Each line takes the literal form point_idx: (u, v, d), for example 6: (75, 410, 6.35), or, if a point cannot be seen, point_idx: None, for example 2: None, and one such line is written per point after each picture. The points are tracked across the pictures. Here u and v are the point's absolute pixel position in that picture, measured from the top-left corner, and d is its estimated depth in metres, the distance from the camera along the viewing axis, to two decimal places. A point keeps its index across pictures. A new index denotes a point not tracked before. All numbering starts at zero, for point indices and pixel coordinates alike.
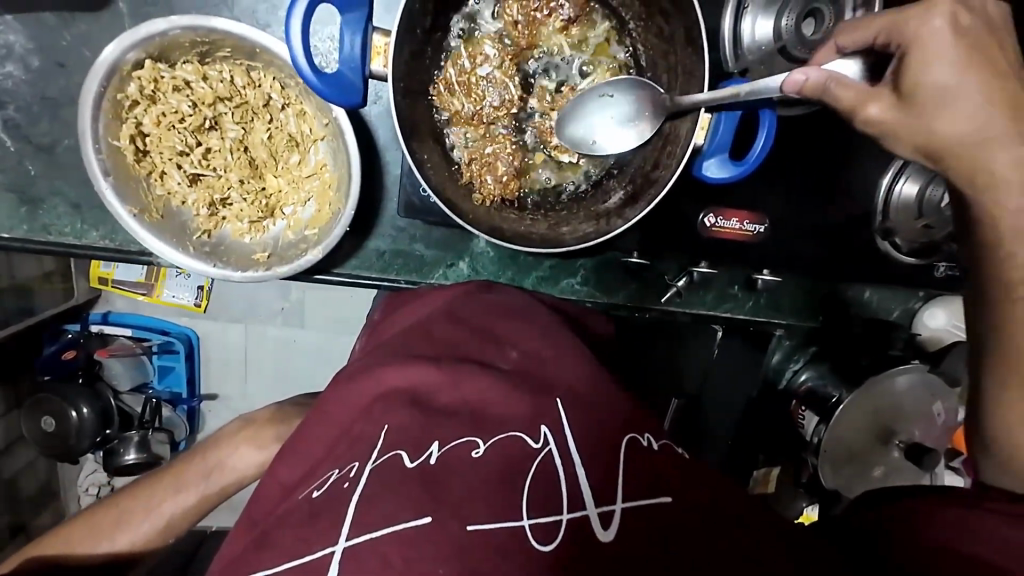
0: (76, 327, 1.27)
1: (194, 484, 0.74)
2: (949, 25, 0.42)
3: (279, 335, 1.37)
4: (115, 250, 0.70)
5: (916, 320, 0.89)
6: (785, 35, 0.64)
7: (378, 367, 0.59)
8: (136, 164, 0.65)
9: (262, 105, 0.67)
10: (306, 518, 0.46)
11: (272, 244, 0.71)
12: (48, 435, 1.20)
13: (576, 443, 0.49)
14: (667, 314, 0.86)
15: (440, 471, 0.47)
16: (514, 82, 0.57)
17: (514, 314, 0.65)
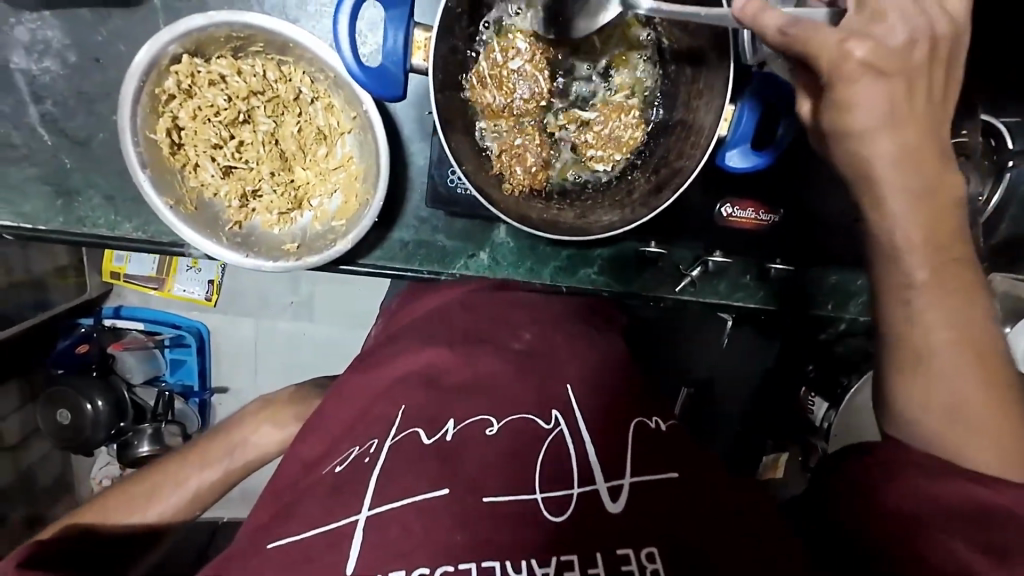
0: (89, 322, 1.30)
1: (218, 460, 0.76)
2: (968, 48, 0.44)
3: (289, 329, 1.39)
4: (148, 241, 0.72)
5: None
6: None
7: (395, 354, 0.63)
8: (171, 157, 0.66)
9: (293, 99, 0.69)
10: (329, 491, 0.49)
11: (301, 235, 0.73)
12: (62, 427, 1.23)
13: (585, 423, 0.52)
14: (681, 303, 0.88)
15: (456, 447, 0.50)
16: (544, 75, 0.59)
17: (523, 305, 0.68)
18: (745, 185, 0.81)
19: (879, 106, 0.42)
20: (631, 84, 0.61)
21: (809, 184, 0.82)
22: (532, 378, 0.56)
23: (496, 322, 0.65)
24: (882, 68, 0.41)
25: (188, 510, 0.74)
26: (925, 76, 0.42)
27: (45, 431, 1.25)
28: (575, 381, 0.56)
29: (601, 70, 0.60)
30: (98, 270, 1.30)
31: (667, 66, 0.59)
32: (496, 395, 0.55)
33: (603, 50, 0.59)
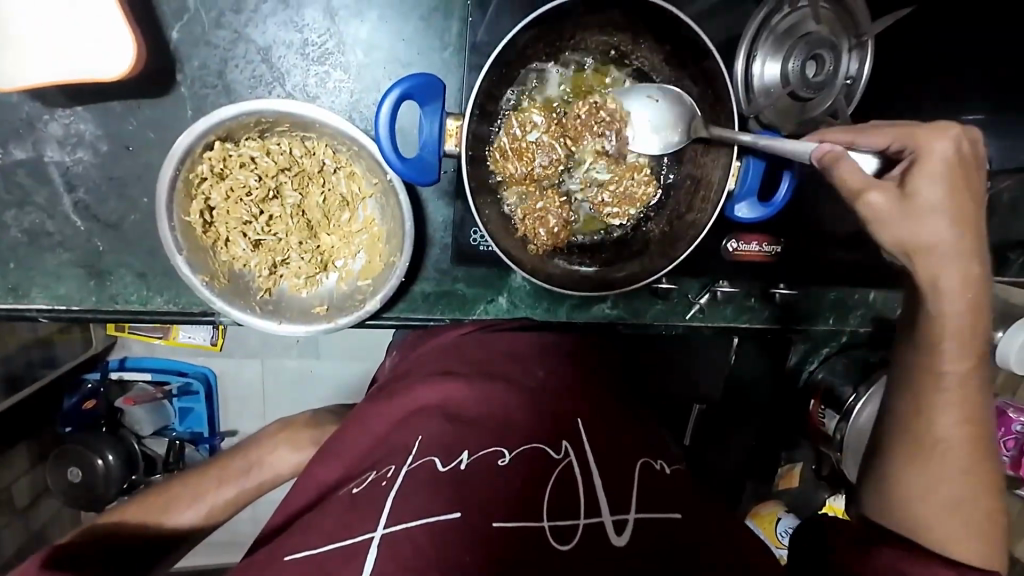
0: (95, 376, 1.30)
1: (235, 476, 0.76)
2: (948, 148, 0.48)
3: (295, 368, 1.40)
4: (179, 313, 0.74)
5: None
6: (793, 78, 0.71)
7: (412, 387, 0.67)
8: (204, 235, 0.69)
9: (317, 171, 0.71)
10: (348, 508, 0.52)
11: (328, 296, 0.76)
12: (73, 485, 1.27)
13: (590, 452, 0.56)
14: (692, 329, 0.92)
15: (470, 473, 0.53)
16: (560, 143, 0.62)
17: (533, 345, 0.75)
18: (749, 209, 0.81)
19: (942, 199, 0.47)
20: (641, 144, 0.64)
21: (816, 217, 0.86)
22: (548, 413, 0.61)
23: (508, 360, 0.71)
24: (935, 171, 0.47)
25: (206, 526, 0.74)
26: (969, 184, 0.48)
27: (55, 489, 1.29)
28: (582, 416, 0.61)
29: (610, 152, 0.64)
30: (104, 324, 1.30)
31: (673, 128, 0.64)
32: (500, 430, 0.59)
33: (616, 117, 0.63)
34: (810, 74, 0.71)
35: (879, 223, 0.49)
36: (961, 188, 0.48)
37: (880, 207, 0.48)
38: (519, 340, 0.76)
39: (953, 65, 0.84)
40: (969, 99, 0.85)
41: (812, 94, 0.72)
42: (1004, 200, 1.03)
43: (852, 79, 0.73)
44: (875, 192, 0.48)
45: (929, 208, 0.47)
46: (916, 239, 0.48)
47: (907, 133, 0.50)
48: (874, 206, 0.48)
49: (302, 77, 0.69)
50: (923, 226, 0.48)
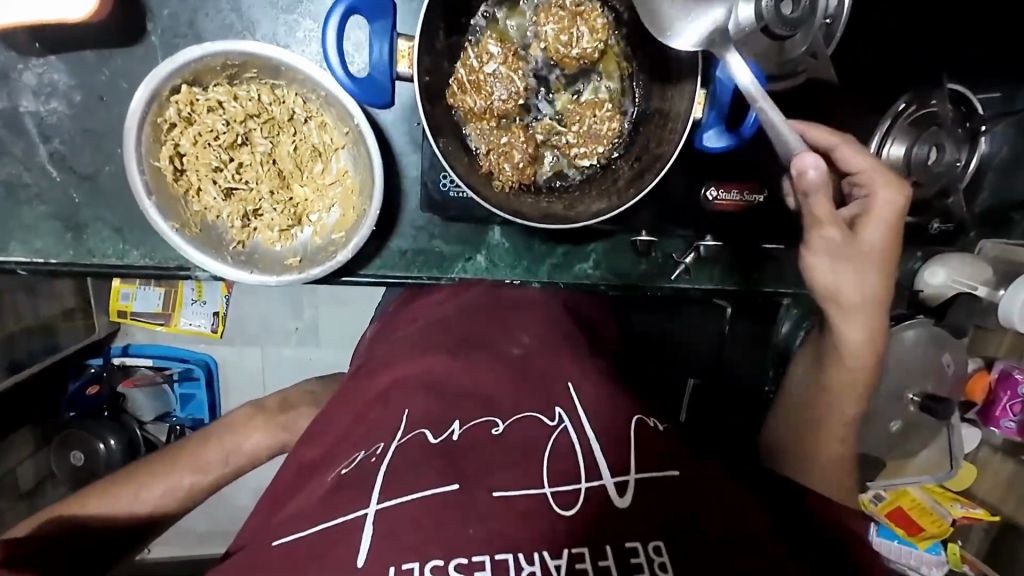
0: (98, 361, 1.36)
1: (213, 465, 0.77)
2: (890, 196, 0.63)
3: (294, 355, 1.45)
4: (155, 267, 0.76)
5: (917, 278, 0.99)
6: (767, 14, 0.68)
7: (399, 363, 0.66)
8: (174, 183, 0.69)
9: (287, 120, 0.71)
10: (332, 490, 0.50)
11: (302, 250, 0.76)
12: (77, 468, 1.32)
13: (587, 420, 0.53)
14: (678, 291, 0.92)
15: (462, 444, 0.51)
16: (519, 75, 0.61)
17: (518, 313, 0.74)
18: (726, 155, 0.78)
19: (885, 239, 0.63)
20: (608, 79, 0.63)
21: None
22: (533, 385, 0.58)
23: (494, 328, 0.70)
24: (888, 222, 0.63)
25: (179, 509, 0.74)
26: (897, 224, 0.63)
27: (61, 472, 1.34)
28: (574, 379, 0.59)
29: (581, 86, 0.63)
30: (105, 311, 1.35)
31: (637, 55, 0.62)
32: (493, 404, 0.57)
33: (574, 41, 0.60)
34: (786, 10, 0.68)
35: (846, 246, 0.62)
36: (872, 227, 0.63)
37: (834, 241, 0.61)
38: (500, 307, 0.75)
39: None
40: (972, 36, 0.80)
41: (789, 33, 0.69)
42: (1001, 154, 1.00)
43: (831, 19, 0.72)
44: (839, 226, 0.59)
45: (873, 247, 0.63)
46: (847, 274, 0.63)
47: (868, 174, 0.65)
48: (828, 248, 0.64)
49: (271, 26, 0.69)
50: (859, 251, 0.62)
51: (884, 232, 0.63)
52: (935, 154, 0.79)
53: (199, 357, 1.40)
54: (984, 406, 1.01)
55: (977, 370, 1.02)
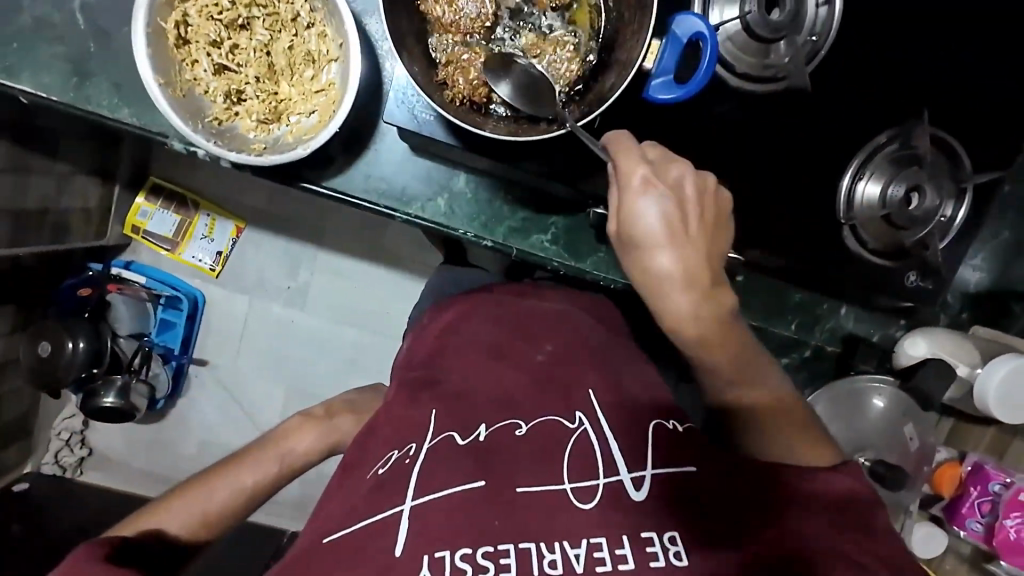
0: (98, 267, 1.68)
1: (272, 463, 0.96)
2: (645, 169, 0.60)
3: (280, 314, 1.80)
4: (138, 127, 0.81)
5: (898, 349, 0.90)
6: (755, 21, 0.71)
7: (444, 364, 0.85)
8: (175, 49, 0.75)
9: (290, 19, 0.78)
10: (377, 487, 0.68)
11: (273, 143, 0.80)
12: (41, 359, 1.49)
13: (604, 424, 0.72)
14: (631, 286, 0.92)
15: (489, 445, 0.70)
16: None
17: (545, 318, 0.90)
18: (697, 148, 0.77)
19: (656, 224, 0.59)
20: (572, 20, 0.66)
21: (778, 189, 0.80)
22: (552, 389, 0.78)
23: (518, 336, 0.87)
24: (654, 199, 0.59)
25: (227, 512, 0.88)
26: (688, 213, 0.60)
27: (24, 362, 1.51)
28: (593, 387, 0.78)
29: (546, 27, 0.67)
30: (121, 222, 1.71)
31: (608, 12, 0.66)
32: (517, 408, 0.76)
33: None
34: (771, 17, 0.71)
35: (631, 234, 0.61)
36: (679, 209, 0.60)
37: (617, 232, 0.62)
38: (524, 315, 0.90)
39: (957, 53, 0.79)
40: (962, 94, 0.79)
41: (772, 36, 0.71)
42: (1003, 237, 0.95)
43: (817, 36, 0.73)
44: (622, 217, 0.61)
45: (648, 233, 0.60)
46: (656, 261, 0.60)
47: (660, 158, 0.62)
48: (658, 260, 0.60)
49: None
50: (637, 243, 0.61)
51: (661, 215, 0.59)
52: (910, 196, 0.78)
53: (188, 288, 1.75)
54: (952, 502, 0.92)
55: (947, 460, 0.93)
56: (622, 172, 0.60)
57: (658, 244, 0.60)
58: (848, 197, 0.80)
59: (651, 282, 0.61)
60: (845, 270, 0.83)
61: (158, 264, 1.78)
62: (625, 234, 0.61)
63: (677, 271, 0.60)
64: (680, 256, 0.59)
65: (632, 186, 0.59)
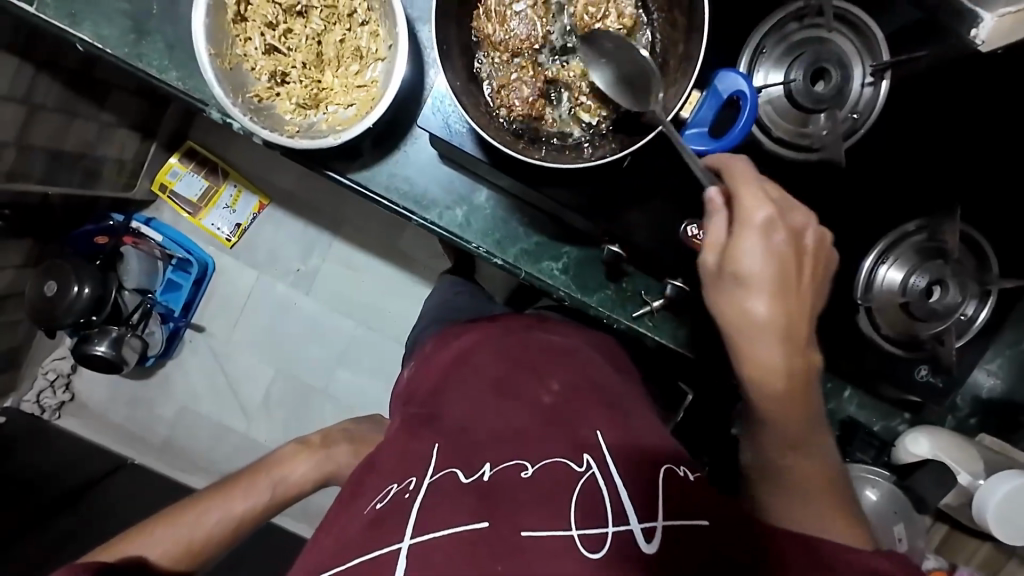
0: (118, 218, 1.70)
1: (261, 492, 0.99)
2: (776, 213, 0.58)
3: (285, 293, 1.80)
4: (182, 92, 0.83)
5: (899, 445, 0.87)
6: (796, 89, 0.72)
7: (446, 396, 0.85)
8: (231, 24, 0.77)
9: (347, 15, 0.80)
10: (376, 521, 0.71)
11: (306, 128, 0.81)
12: (45, 298, 1.51)
13: (608, 470, 0.71)
14: (633, 329, 0.91)
15: (490, 484, 0.70)
16: (542, 21, 0.64)
17: (556, 354, 0.88)
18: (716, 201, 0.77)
19: (758, 263, 0.57)
20: (621, 52, 0.65)
21: None
22: (551, 431, 0.76)
23: (526, 371, 0.85)
24: (766, 239, 0.57)
25: (218, 534, 0.92)
26: (798, 259, 0.59)
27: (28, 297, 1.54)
28: (601, 428, 0.76)
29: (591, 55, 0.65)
30: (151, 179, 1.73)
31: (656, 56, 0.65)
32: (520, 446, 0.75)
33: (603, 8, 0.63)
34: (815, 88, 0.72)
35: (734, 267, 0.58)
36: (799, 259, 0.59)
37: (710, 265, 0.60)
38: (533, 349, 0.89)
39: (998, 152, 0.78)
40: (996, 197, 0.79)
41: (812, 108, 0.72)
42: None
43: (858, 114, 0.73)
44: (716, 250, 0.60)
45: (755, 274, 0.58)
46: (753, 303, 0.58)
47: (783, 201, 0.60)
48: (756, 307, 0.58)
49: None
50: (746, 286, 0.58)
51: (777, 256, 0.57)
52: (938, 291, 0.77)
53: (200, 254, 1.77)
54: None
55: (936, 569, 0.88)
56: (739, 212, 0.58)
57: (765, 293, 0.58)
58: (866, 281, 0.79)
59: (751, 325, 0.59)
60: (853, 351, 0.81)
61: (177, 225, 1.80)
62: (726, 272, 0.59)
63: (775, 315, 0.58)
64: (775, 302, 0.58)
65: (754, 222, 0.57)
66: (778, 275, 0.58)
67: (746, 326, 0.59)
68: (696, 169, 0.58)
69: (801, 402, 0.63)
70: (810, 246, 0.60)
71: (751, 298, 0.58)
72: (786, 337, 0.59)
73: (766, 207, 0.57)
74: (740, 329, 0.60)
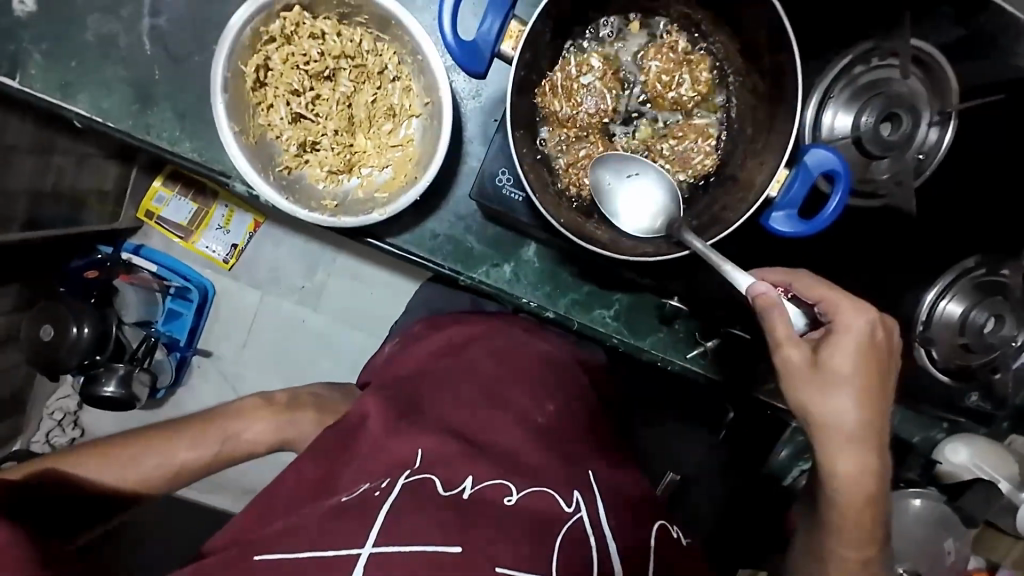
0: (108, 250, 1.54)
1: (210, 444, 0.88)
2: (866, 326, 0.62)
3: (292, 312, 1.64)
4: (199, 163, 0.75)
5: (937, 449, 0.87)
6: (866, 132, 0.68)
7: (433, 396, 0.79)
8: (251, 91, 0.71)
9: (377, 72, 0.73)
10: (336, 515, 0.65)
11: (342, 197, 0.75)
12: (42, 343, 1.37)
13: (592, 515, 0.69)
14: (688, 370, 0.89)
15: (473, 502, 0.66)
16: (612, 94, 0.62)
17: (555, 375, 0.86)
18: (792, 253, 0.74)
19: (846, 370, 0.61)
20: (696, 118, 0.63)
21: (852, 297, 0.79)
22: (559, 464, 0.74)
23: (522, 385, 0.82)
24: (856, 348, 0.61)
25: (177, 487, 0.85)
26: (883, 366, 0.63)
27: (25, 341, 1.41)
28: (594, 470, 0.75)
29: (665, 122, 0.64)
30: (136, 206, 1.58)
31: (732, 124, 0.63)
32: (516, 470, 0.71)
33: (678, 77, 0.62)
34: (883, 133, 0.69)
35: (819, 366, 0.61)
36: (880, 364, 0.62)
37: (794, 362, 0.61)
38: (532, 361, 0.86)
39: None
40: None
41: (880, 154, 0.69)
42: None
43: (924, 155, 0.71)
44: (793, 349, 0.60)
45: (843, 377, 0.61)
46: (841, 406, 0.61)
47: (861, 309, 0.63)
48: (841, 407, 0.61)
49: None
50: (830, 386, 0.61)
51: (858, 363, 0.61)
52: (991, 321, 0.76)
53: (199, 279, 1.59)
54: None
55: None
56: (841, 324, 0.62)
57: (851, 397, 0.61)
58: (926, 312, 0.78)
59: (836, 421, 0.62)
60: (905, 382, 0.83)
61: (170, 251, 1.62)
62: (816, 372, 0.61)
63: (860, 418, 0.62)
64: (860, 403, 0.61)
65: (843, 332, 0.61)
66: (859, 380, 0.61)
67: (830, 418, 0.62)
68: (731, 274, 0.60)
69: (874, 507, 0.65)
70: (889, 350, 0.63)
71: (835, 401, 0.61)
72: (870, 446, 0.63)
73: (867, 317, 0.61)
74: (825, 420, 0.62)
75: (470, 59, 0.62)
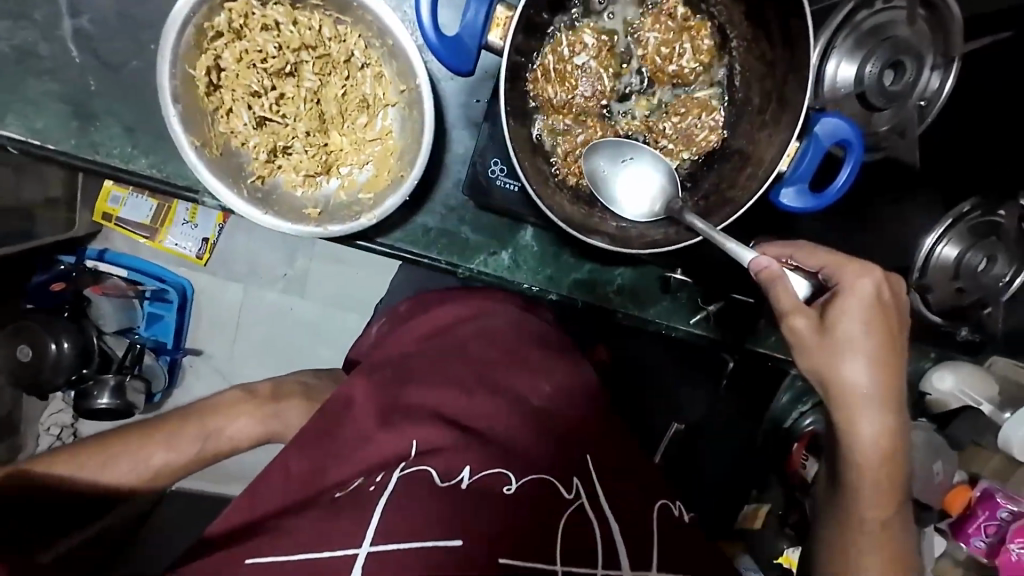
0: (70, 260, 1.43)
1: (189, 446, 0.81)
2: (873, 287, 0.61)
3: (277, 301, 1.57)
4: (160, 181, 0.67)
5: (924, 380, 0.91)
6: (869, 82, 0.65)
7: (421, 382, 0.73)
8: (206, 97, 0.64)
9: (343, 61, 0.67)
10: (329, 513, 0.59)
11: (324, 202, 0.69)
12: (21, 364, 1.31)
13: (593, 496, 0.64)
14: (693, 335, 0.89)
15: (473, 492, 0.61)
16: (608, 74, 0.61)
17: (548, 351, 0.81)
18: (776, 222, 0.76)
19: (857, 331, 0.60)
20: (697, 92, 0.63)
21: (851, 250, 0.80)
22: (557, 448, 0.68)
23: (516, 365, 0.76)
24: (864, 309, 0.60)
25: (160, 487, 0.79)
26: (890, 323, 0.62)
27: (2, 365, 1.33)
28: (591, 453, 0.70)
29: (666, 98, 0.63)
30: (91, 209, 1.45)
31: (734, 95, 0.62)
32: (514, 456, 0.66)
33: (677, 48, 0.61)
34: (887, 82, 0.66)
35: (829, 330, 0.60)
36: (890, 323, 0.62)
37: (802, 329, 0.60)
38: (522, 338, 0.80)
39: None
40: None
41: (883, 105, 0.67)
42: None
43: (926, 101, 0.68)
44: (801, 316, 0.60)
45: (853, 338, 0.60)
46: (852, 368, 0.61)
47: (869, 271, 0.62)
48: (849, 368, 0.61)
49: None
50: (841, 349, 0.61)
51: (868, 324, 0.60)
52: (984, 261, 0.77)
53: (175, 278, 1.51)
54: (957, 520, 0.91)
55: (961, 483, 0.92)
56: (847, 286, 0.61)
57: (859, 355, 0.61)
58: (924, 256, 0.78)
59: (846, 381, 0.62)
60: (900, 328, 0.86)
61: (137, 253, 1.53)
62: (826, 339, 0.60)
63: (868, 377, 0.62)
64: (870, 362, 0.61)
65: (849, 294, 0.60)
66: (870, 339, 0.60)
67: (839, 377, 0.62)
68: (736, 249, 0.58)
69: (889, 461, 0.66)
70: (899, 309, 0.62)
71: (846, 362, 0.61)
72: (878, 400, 0.63)
73: (873, 278, 0.61)
74: (836, 382, 0.62)
75: (454, 56, 0.56)
